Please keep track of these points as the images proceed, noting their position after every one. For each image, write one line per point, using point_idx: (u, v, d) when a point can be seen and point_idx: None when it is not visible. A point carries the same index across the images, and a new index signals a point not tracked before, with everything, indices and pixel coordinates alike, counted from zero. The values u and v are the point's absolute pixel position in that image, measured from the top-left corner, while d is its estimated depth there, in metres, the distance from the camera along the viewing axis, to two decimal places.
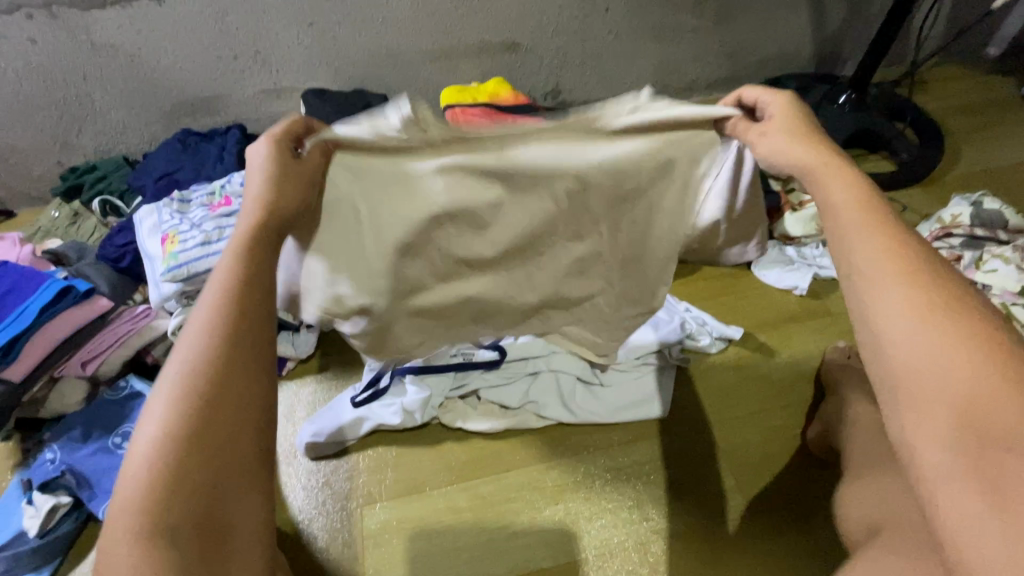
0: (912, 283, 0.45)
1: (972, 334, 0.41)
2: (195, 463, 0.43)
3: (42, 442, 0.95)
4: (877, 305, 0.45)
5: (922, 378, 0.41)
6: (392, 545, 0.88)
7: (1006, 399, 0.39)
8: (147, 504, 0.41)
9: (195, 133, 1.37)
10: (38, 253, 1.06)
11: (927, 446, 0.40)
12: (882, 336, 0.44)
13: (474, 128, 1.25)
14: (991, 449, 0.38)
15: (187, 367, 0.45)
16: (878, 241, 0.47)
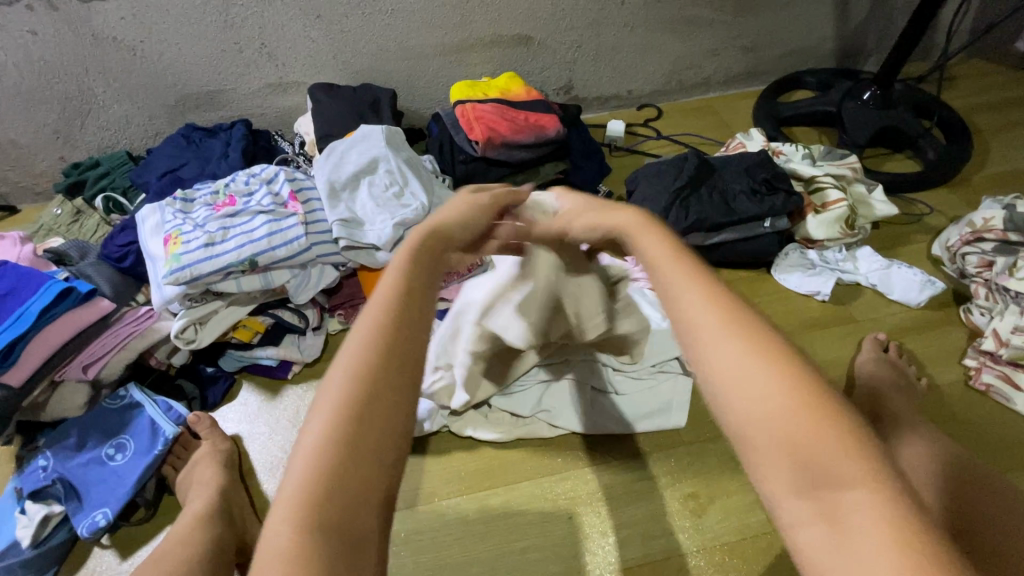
0: (730, 320, 0.40)
1: (783, 366, 0.38)
2: (344, 453, 0.37)
3: (36, 447, 0.93)
4: (706, 346, 0.40)
5: (756, 422, 0.36)
6: (400, 558, 0.86)
7: (822, 435, 0.35)
8: (304, 497, 0.35)
9: (199, 129, 1.34)
10: (39, 253, 1.03)
11: (781, 496, 0.35)
12: (711, 376, 0.39)
13: (486, 124, 1.21)
14: (827, 493, 0.33)
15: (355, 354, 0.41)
16: (695, 276, 0.44)
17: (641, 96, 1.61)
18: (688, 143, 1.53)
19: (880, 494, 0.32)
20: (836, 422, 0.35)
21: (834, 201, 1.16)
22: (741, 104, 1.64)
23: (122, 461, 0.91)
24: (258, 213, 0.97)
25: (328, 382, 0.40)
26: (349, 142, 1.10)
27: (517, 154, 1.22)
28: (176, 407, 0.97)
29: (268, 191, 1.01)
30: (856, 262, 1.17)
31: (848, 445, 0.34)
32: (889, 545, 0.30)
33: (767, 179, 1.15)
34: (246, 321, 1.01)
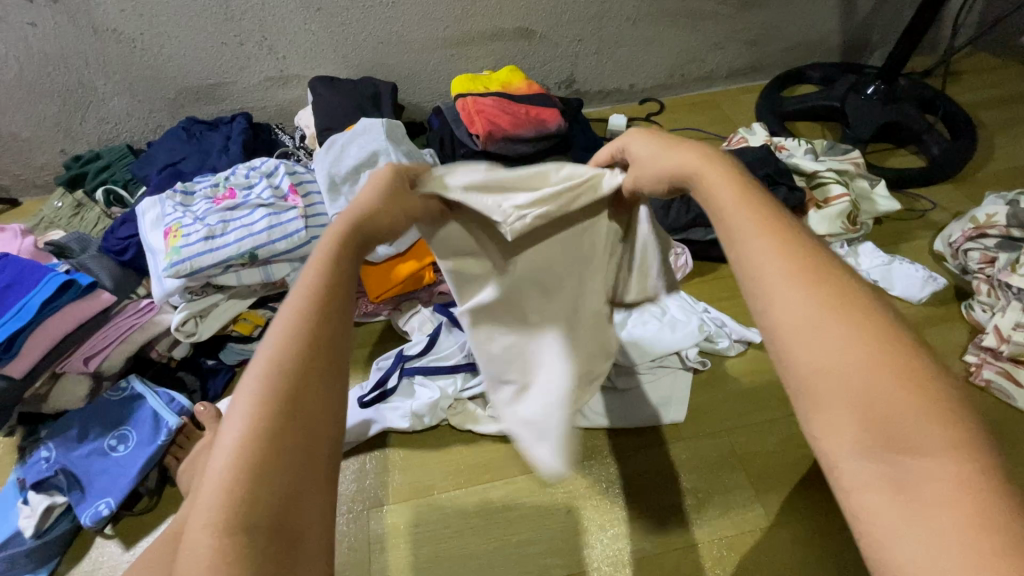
0: (810, 280, 0.42)
1: (864, 327, 0.39)
2: (271, 459, 0.39)
3: (38, 439, 0.93)
4: (778, 303, 0.42)
5: (830, 383, 0.39)
6: (399, 550, 0.86)
7: (904, 396, 0.37)
8: (225, 504, 0.37)
9: (200, 122, 1.34)
10: (40, 245, 1.03)
11: (842, 455, 0.37)
12: (782, 334, 0.41)
13: (487, 118, 1.21)
14: (897, 454, 0.36)
15: (268, 366, 0.42)
16: (770, 236, 0.45)
17: (643, 90, 1.60)
18: (689, 138, 1.52)
19: (957, 464, 0.34)
20: (914, 387, 0.37)
21: (836, 196, 1.15)
22: (743, 99, 1.63)
23: (125, 452, 0.91)
24: (258, 206, 0.97)
25: (242, 392, 0.42)
26: (349, 136, 1.09)
27: (517, 148, 1.22)
28: (178, 399, 0.97)
29: (268, 185, 1.01)
30: (858, 257, 1.17)
31: (924, 411, 0.36)
32: (956, 501, 0.33)
33: (769, 174, 1.14)
34: (246, 315, 1.03)
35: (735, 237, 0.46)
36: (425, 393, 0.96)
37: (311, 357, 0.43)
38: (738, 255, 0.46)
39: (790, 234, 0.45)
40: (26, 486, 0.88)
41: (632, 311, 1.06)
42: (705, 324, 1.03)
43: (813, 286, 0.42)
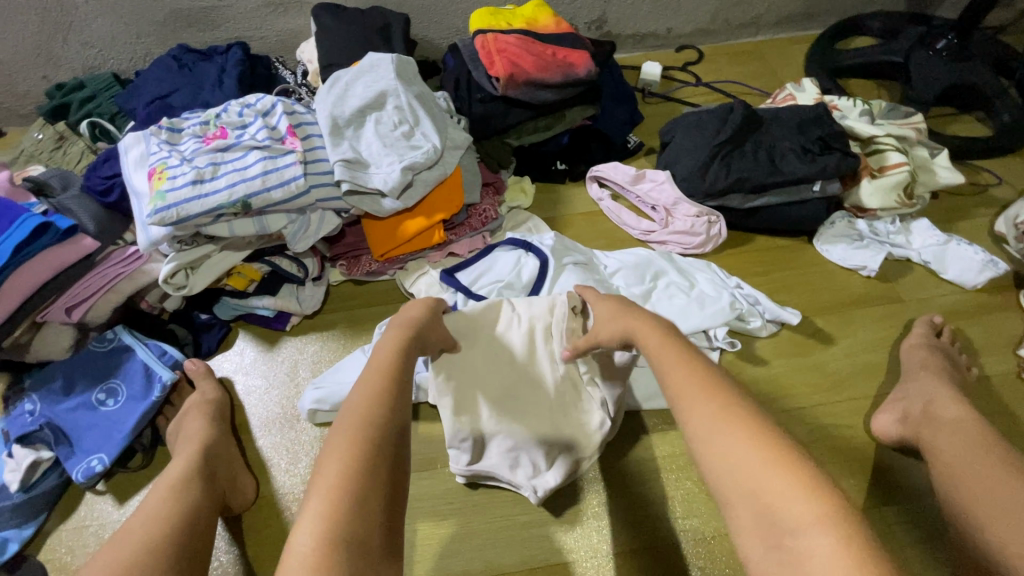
0: (716, 397, 0.55)
1: (750, 427, 0.51)
2: (369, 481, 0.49)
3: (22, 390, 0.89)
4: (692, 417, 0.54)
5: (728, 480, 0.48)
6: (401, 525, 0.82)
7: (785, 479, 0.45)
8: (334, 507, 0.46)
9: (191, 51, 1.22)
10: (18, 181, 0.95)
11: (748, 542, 0.45)
12: (696, 442, 0.53)
13: (508, 58, 1.07)
14: (783, 539, 0.43)
15: (367, 414, 0.55)
16: (685, 370, 0.59)
17: (681, 36, 1.44)
18: (729, 92, 1.37)
19: (826, 530, 0.41)
20: (790, 471, 0.46)
21: (894, 164, 1.03)
22: (792, 50, 1.47)
23: (115, 407, 0.86)
24: (252, 148, 0.87)
25: (334, 437, 0.53)
26: (354, 71, 0.97)
27: (542, 95, 1.08)
28: (170, 352, 0.92)
29: (263, 124, 0.90)
30: (909, 235, 1.06)
31: (798, 491, 0.44)
32: (832, 569, 0.39)
33: (822, 137, 1.02)
34: (239, 269, 0.94)
35: (666, 368, 0.60)
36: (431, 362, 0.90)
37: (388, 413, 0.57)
38: (669, 385, 0.59)
39: (702, 363, 0.60)
40: (10, 440, 0.84)
41: (657, 284, 1.00)
42: (734, 302, 0.96)
43: (715, 401, 0.54)
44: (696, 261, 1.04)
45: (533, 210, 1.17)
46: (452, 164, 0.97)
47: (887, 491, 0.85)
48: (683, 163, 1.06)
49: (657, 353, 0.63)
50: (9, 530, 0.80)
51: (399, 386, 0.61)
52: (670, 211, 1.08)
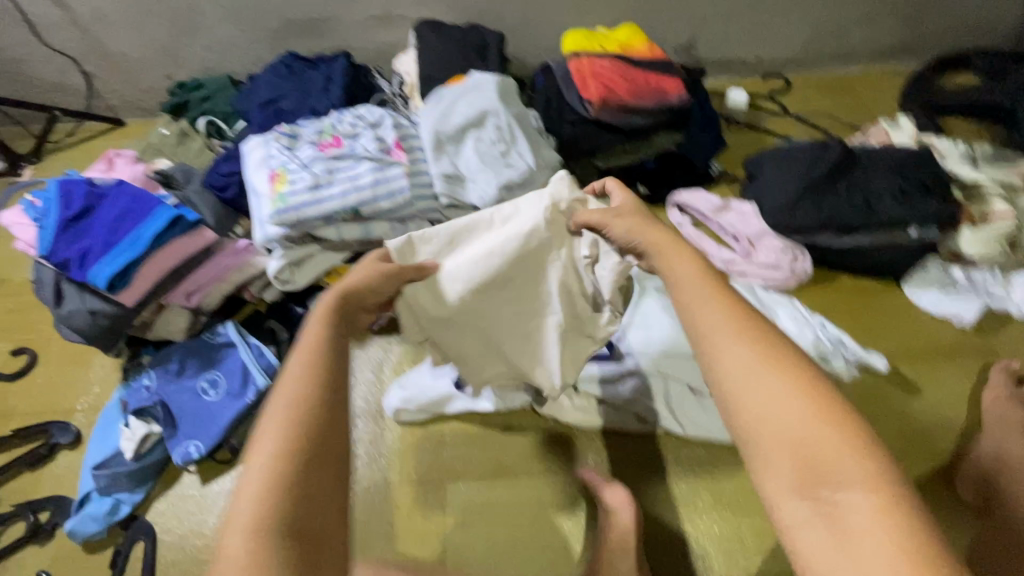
0: (744, 332, 0.45)
1: (795, 370, 0.43)
2: (299, 471, 0.42)
3: (141, 364, 0.98)
4: (723, 356, 0.45)
5: (765, 428, 0.41)
6: (475, 527, 0.86)
7: (840, 436, 0.39)
8: (258, 514, 0.39)
9: (300, 58, 1.30)
10: (148, 172, 1.03)
11: (780, 497, 0.39)
12: (723, 383, 0.44)
13: (602, 83, 1.10)
14: (820, 489, 0.38)
15: (296, 397, 0.45)
16: (721, 300, 0.48)
17: (769, 64, 1.43)
18: (817, 124, 1.35)
19: (876, 490, 0.37)
20: (835, 416, 0.40)
21: (999, 213, 1.00)
22: (886, 83, 1.43)
23: (215, 397, 0.93)
24: (363, 158, 0.94)
25: (271, 410, 0.44)
26: (459, 89, 1.02)
27: (633, 120, 1.11)
28: (267, 355, 0.98)
29: (374, 136, 0.96)
30: (1008, 288, 1.02)
31: (838, 440, 0.39)
32: (880, 529, 0.35)
33: (922, 182, 1.00)
34: (339, 269, 0.99)
35: (687, 302, 0.49)
36: None
37: (330, 390, 0.46)
38: (689, 319, 0.48)
39: (731, 292, 0.49)
40: (128, 411, 0.93)
41: None
42: (818, 342, 0.95)
43: (753, 340, 0.45)
44: (779, 296, 1.04)
45: None
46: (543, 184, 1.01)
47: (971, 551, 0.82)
48: (773, 197, 1.05)
49: (684, 282, 0.51)
50: (122, 492, 0.89)
51: (342, 348, 0.51)
52: (753, 244, 1.08)
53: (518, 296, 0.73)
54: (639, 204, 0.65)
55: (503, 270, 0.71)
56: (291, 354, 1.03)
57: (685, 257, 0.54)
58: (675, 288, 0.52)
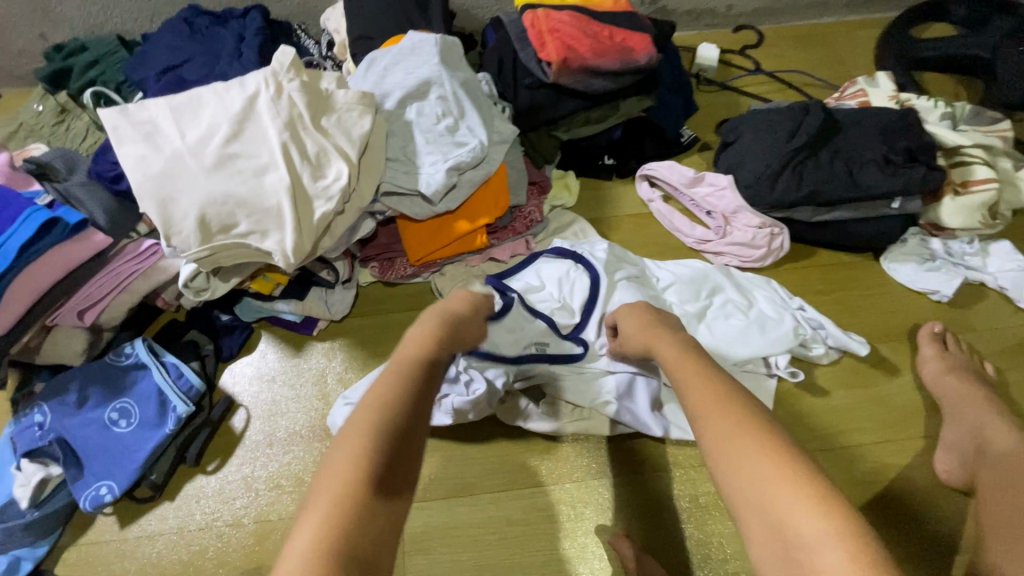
0: (725, 410, 0.54)
1: (767, 441, 0.51)
2: (378, 506, 0.47)
3: (31, 395, 0.83)
4: (707, 435, 0.54)
5: (744, 492, 0.48)
6: (438, 555, 0.78)
7: (801, 497, 0.45)
8: (330, 516, 0.44)
9: (204, 13, 1.09)
10: (16, 163, 0.85)
11: (760, 553, 0.45)
12: (714, 457, 0.52)
13: (561, 40, 0.96)
14: (795, 552, 0.43)
15: (379, 413, 0.53)
16: (707, 382, 0.58)
17: (742, 14, 1.31)
18: (791, 83, 1.26)
19: (844, 548, 0.41)
20: (798, 483, 0.46)
21: (980, 180, 0.94)
22: (862, 35, 1.33)
23: (127, 430, 0.80)
24: (256, 132, 0.73)
25: (354, 430, 0.52)
26: (394, 53, 0.87)
27: (597, 83, 0.98)
28: (188, 375, 0.84)
29: (262, 101, 0.74)
30: (986, 258, 0.98)
31: (810, 504, 0.45)
32: None
33: (908, 149, 0.92)
34: (266, 272, 0.85)
35: (681, 380, 0.61)
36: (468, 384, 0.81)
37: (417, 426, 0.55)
38: (682, 382, 0.61)
39: (716, 375, 0.60)
40: (18, 452, 0.79)
41: (713, 300, 0.92)
42: (797, 327, 0.89)
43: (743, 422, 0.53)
44: (756, 277, 0.96)
45: (578, 210, 1.08)
46: (497, 161, 0.86)
47: (949, 539, 0.80)
48: (747, 167, 0.96)
49: (678, 368, 0.63)
50: (21, 548, 0.76)
51: (430, 394, 0.59)
52: (729, 220, 0.99)
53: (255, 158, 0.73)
54: (641, 313, 0.75)
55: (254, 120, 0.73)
56: (217, 369, 0.90)
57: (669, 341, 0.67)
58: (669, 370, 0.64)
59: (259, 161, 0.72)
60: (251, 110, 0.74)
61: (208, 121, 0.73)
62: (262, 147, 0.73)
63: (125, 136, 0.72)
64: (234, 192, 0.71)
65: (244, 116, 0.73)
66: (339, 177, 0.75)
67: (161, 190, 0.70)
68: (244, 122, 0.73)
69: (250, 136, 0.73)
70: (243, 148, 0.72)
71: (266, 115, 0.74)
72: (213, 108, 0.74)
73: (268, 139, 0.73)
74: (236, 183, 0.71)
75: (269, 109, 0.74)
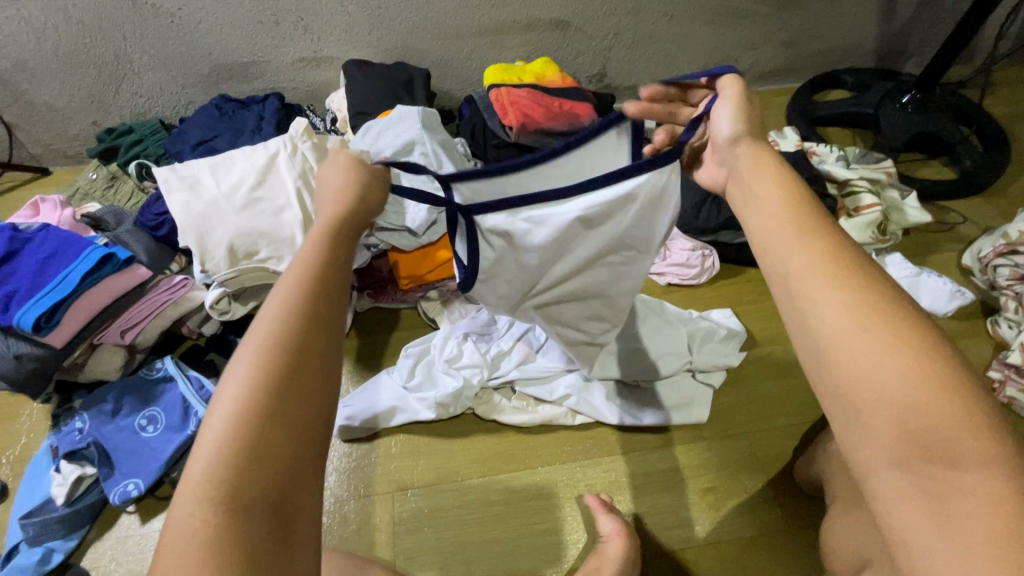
0: (845, 290, 0.45)
1: (901, 336, 0.42)
2: (271, 451, 0.44)
3: (72, 408, 0.96)
4: (817, 318, 0.45)
5: (866, 395, 0.41)
6: (424, 534, 0.89)
7: (951, 412, 0.39)
8: (215, 479, 0.42)
9: (232, 99, 1.34)
10: (76, 218, 1.04)
11: (877, 464, 0.41)
12: (830, 349, 0.44)
13: (520, 110, 1.20)
14: (926, 466, 0.39)
15: (259, 348, 0.46)
16: (818, 257, 0.48)
17: None
18: None
19: (991, 477, 0.37)
20: (945, 392, 0.39)
21: (867, 205, 1.15)
22: (775, 100, 1.61)
23: (154, 433, 0.93)
24: (279, 182, 0.94)
25: (240, 365, 0.46)
26: (385, 122, 1.10)
27: (550, 142, 1.21)
28: (208, 386, 0.97)
29: (284, 157, 0.95)
30: (885, 268, 1.17)
31: (966, 425, 0.38)
32: (985, 517, 0.36)
33: (802, 180, 1.14)
34: None
35: (782, 254, 0.50)
36: (448, 383, 0.97)
37: (312, 344, 0.48)
38: (769, 248, 0.51)
39: (829, 243, 0.49)
40: (58, 455, 0.90)
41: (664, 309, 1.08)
42: (711, 328, 1.04)
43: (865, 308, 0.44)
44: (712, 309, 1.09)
45: None
46: None
47: None
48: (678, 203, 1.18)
49: (771, 239, 0.51)
50: (55, 541, 0.86)
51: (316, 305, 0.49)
52: (668, 245, 1.18)
53: (276, 200, 0.92)
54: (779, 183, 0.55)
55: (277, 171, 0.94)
56: None
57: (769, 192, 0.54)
58: (762, 241, 0.53)
59: (279, 203, 0.92)
60: (275, 164, 0.95)
61: (241, 174, 0.94)
62: (280, 192, 0.93)
63: (173, 186, 0.92)
64: (259, 226, 0.90)
65: (267, 169, 0.94)
66: None
67: (200, 227, 0.89)
68: (269, 175, 0.94)
69: (271, 184, 0.93)
70: (266, 193, 0.92)
71: (284, 167, 0.94)
72: (245, 164, 0.95)
73: (286, 186, 0.93)
74: (260, 221, 0.91)
75: (287, 163, 0.95)
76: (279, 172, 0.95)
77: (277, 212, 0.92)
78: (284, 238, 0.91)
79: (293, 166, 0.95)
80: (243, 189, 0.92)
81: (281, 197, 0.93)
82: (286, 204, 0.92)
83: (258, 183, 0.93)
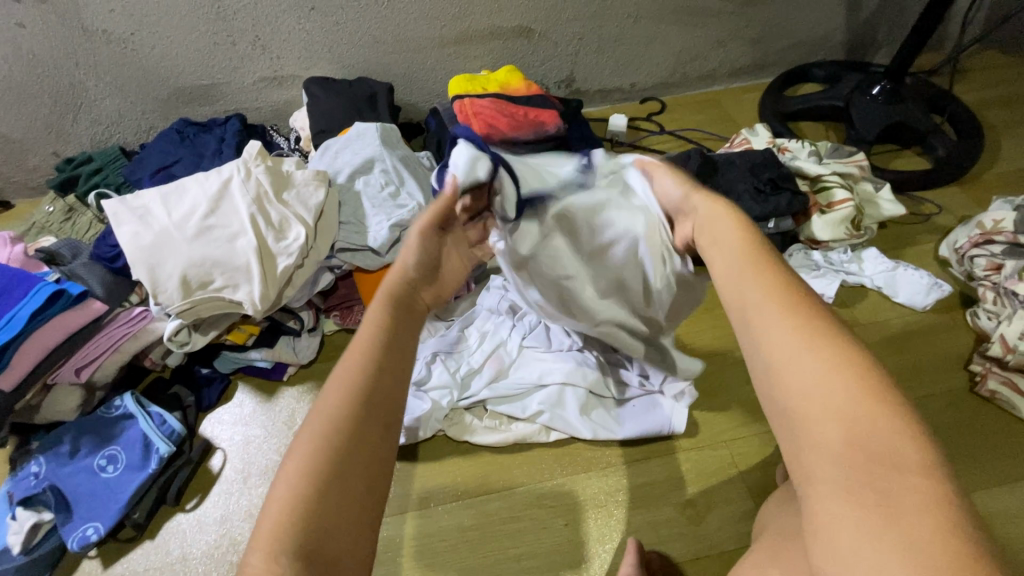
0: (792, 317, 0.47)
1: (844, 356, 0.43)
2: (333, 499, 0.42)
3: (30, 451, 0.93)
4: (763, 337, 0.47)
5: (813, 414, 0.42)
6: (395, 565, 0.86)
7: (885, 421, 0.40)
8: (284, 521, 0.41)
9: (193, 123, 1.31)
10: (30, 253, 1.02)
11: (821, 471, 0.41)
12: (772, 361, 0.46)
13: (484, 120, 1.17)
14: (878, 474, 0.39)
15: (332, 393, 0.46)
16: (761, 276, 0.51)
17: (644, 89, 1.57)
18: (691, 139, 1.49)
19: (928, 482, 0.38)
20: (881, 404, 0.41)
21: (840, 200, 1.13)
22: (747, 98, 1.60)
23: (114, 474, 0.90)
24: (232, 207, 0.91)
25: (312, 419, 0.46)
26: (344, 140, 1.08)
27: (516, 151, 1.19)
28: (170, 421, 0.94)
29: (237, 182, 0.93)
30: (861, 263, 1.15)
31: (903, 438, 0.39)
32: (921, 515, 0.36)
33: (772, 179, 1.12)
34: (240, 325, 0.99)
35: (732, 276, 0.53)
36: (417, 406, 0.95)
37: (387, 397, 0.48)
38: (725, 279, 0.54)
39: (777, 267, 0.52)
40: (16, 501, 0.88)
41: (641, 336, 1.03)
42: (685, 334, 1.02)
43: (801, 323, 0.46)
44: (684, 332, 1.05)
45: None
46: None
47: None
48: None
49: (724, 264, 0.55)
50: None
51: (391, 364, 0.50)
52: None
53: (229, 226, 0.90)
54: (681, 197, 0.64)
55: (231, 196, 0.92)
56: (197, 419, 1.00)
57: (726, 226, 0.57)
58: (717, 262, 0.56)
59: (232, 230, 0.90)
60: (228, 190, 0.92)
61: (192, 201, 0.91)
62: (234, 218, 0.90)
63: (122, 219, 0.89)
64: (212, 256, 0.88)
65: (219, 194, 0.92)
66: (299, 238, 0.92)
67: (151, 259, 0.87)
68: (221, 200, 0.92)
69: (224, 209, 0.91)
70: (218, 220, 0.90)
71: (236, 191, 0.92)
72: (196, 191, 0.92)
73: (238, 211, 0.91)
74: (213, 249, 0.88)
75: (238, 187, 0.92)
76: (231, 197, 0.92)
77: (230, 238, 0.89)
78: (239, 264, 0.88)
79: (244, 190, 0.92)
80: (194, 217, 0.89)
81: (234, 222, 0.90)
82: (239, 230, 0.90)
83: (210, 209, 0.90)
